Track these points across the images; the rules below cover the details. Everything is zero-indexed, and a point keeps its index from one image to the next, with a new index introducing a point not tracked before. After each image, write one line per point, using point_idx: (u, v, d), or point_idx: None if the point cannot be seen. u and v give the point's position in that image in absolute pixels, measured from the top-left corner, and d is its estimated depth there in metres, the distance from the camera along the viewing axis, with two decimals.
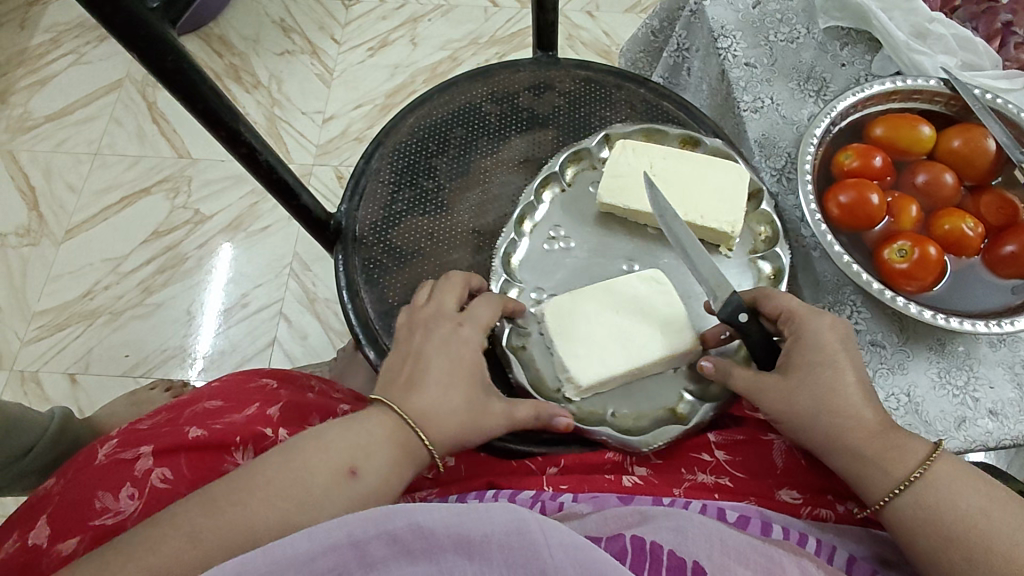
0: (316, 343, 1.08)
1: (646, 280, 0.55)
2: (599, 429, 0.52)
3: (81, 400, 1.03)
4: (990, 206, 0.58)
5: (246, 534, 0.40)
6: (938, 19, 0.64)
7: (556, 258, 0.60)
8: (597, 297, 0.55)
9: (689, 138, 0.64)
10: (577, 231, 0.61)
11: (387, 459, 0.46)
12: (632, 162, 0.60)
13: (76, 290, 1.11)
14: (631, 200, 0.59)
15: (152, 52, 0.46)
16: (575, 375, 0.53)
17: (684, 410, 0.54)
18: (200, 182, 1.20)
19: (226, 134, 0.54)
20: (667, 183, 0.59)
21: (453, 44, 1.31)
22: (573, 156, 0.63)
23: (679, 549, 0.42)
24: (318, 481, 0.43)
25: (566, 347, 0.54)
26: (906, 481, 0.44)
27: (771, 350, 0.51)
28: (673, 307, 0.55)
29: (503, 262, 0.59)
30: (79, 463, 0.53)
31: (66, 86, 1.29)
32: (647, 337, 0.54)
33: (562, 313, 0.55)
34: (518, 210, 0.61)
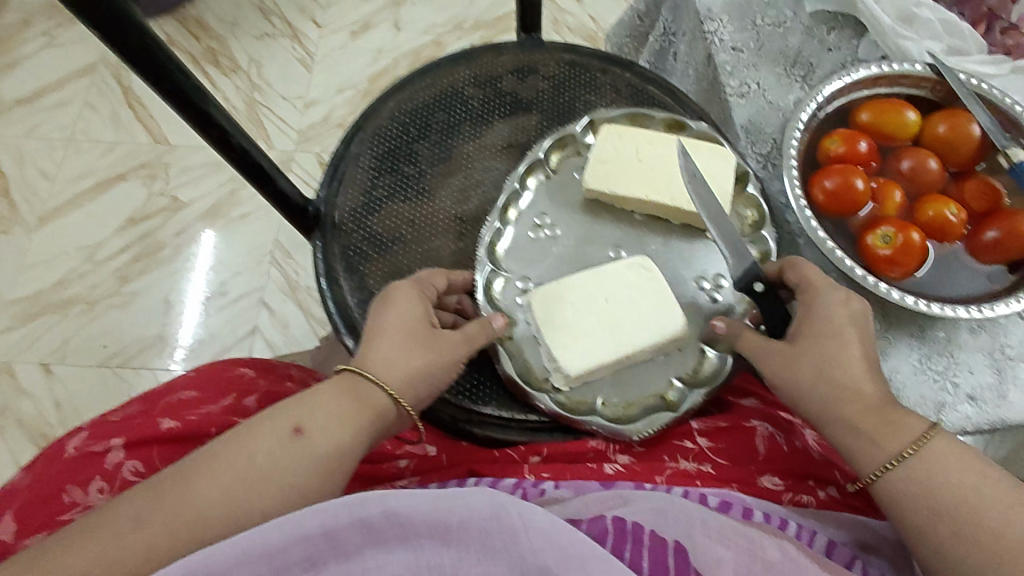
0: (298, 332, 1.06)
1: (635, 265, 0.54)
2: (591, 419, 0.52)
3: (58, 392, 1.01)
4: (973, 191, 0.58)
5: (196, 514, 0.39)
6: (924, 4, 0.63)
7: (546, 246, 0.59)
8: (585, 284, 0.54)
9: (674, 122, 0.63)
10: (564, 219, 0.60)
11: (335, 412, 0.45)
12: (620, 146, 0.59)
13: (50, 280, 1.08)
14: (617, 186, 0.58)
15: (114, 28, 0.44)
16: (565, 364, 0.52)
17: (673, 397, 0.53)
18: (178, 168, 1.17)
19: (195, 117, 0.52)
20: (656, 165, 0.58)
21: (437, 28, 1.28)
22: (558, 142, 0.62)
23: (660, 530, 0.43)
24: (262, 449, 0.42)
25: (554, 336, 0.53)
26: (889, 464, 0.44)
27: (782, 321, 0.52)
28: (663, 293, 0.54)
29: (489, 251, 0.58)
30: (47, 455, 0.51)
31: (38, 69, 1.25)
32: (639, 326, 0.53)
33: (552, 302, 0.53)
34: (502, 198, 0.59)
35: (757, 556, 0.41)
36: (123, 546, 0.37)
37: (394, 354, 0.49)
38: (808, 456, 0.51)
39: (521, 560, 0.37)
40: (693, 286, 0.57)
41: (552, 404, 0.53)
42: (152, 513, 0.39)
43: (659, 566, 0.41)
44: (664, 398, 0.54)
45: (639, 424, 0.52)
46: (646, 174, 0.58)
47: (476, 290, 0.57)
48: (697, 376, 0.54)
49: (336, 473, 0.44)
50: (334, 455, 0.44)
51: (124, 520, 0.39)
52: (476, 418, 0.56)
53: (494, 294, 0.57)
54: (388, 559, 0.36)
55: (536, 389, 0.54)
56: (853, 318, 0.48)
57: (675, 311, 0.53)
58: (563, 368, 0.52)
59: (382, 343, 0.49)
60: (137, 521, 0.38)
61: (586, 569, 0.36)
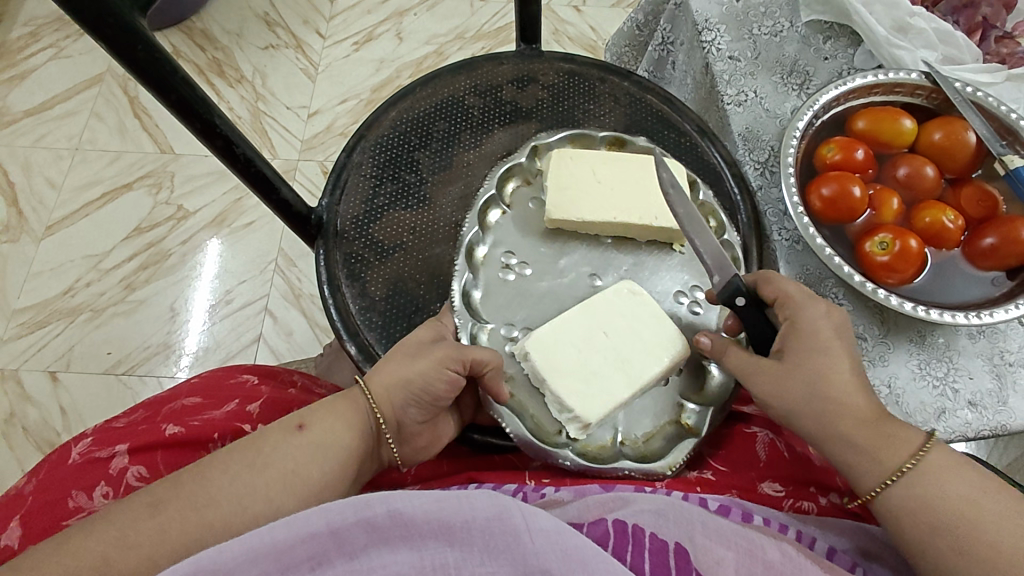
0: (301, 340, 1.07)
1: (622, 292, 0.54)
2: (620, 464, 0.50)
3: (64, 399, 1.02)
4: (970, 198, 0.59)
5: (204, 495, 0.40)
6: (918, 14, 0.64)
7: (523, 288, 0.57)
8: (580, 322, 0.53)
9: (615, 140, 0.63)
10: (533, 257, 0.59)
11: (334, 414, 0.47)
12: (571, 168, 0.60)
13: (57, 288, 1.10)
14: (583, 211, 0.58)
15: (123, 43, 0.45)
16: (584, 413, 0.50)
17: (693, 422, 0.53)
18: (183, 177, 1.18)
19: (201, 127, 0.53)
20: (616, 189, 0.58)
21: (439, 38, 1.29)
22: (507, 173, 0.61)
23: (660, 531, 0.43)
24: (270, 441, 0.44)
25: (555, 381, 0.51)
26: (896, 472, 0.44)
27: (766, 336, 0.52)
28: (659, 321, 0.53)
29: (465, 303, 0.56)
30: (51, 462, 0.52)
31: (47, 81, 1.27)
32: (636, 349, 0.52)
33: (548, 347, 0.52)
34: (465, 242, 0.58)
35: (757, 558, 0.42)
36: (139, 530, 0.38)
37: (396, 363, 0.50)
38: (807, 462, 0.52)
39: (523, 561, 0.37)
40: (671, 302, 0.58)
41: (576, 458, 0.51)
42: (168, 500, 0.40)
43: (659, 565, 0.41)
44: (683, 425, 0.53)
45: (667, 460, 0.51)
46: (611, 199, 0.58)
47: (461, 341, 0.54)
48: (699, 391, 0.54)
49: (337, 470, 0.45)
50: (338, 447, 0.45)
51: (138, 507, 0.39)
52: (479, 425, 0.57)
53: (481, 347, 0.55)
54: (392, 559, 0.37)
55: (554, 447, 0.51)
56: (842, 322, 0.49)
57: (675, 338, 0.53)
58: (587, 420, 0.50)
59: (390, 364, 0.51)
60: (154, 508, 0.39)
61: (587, 571, 0.36)
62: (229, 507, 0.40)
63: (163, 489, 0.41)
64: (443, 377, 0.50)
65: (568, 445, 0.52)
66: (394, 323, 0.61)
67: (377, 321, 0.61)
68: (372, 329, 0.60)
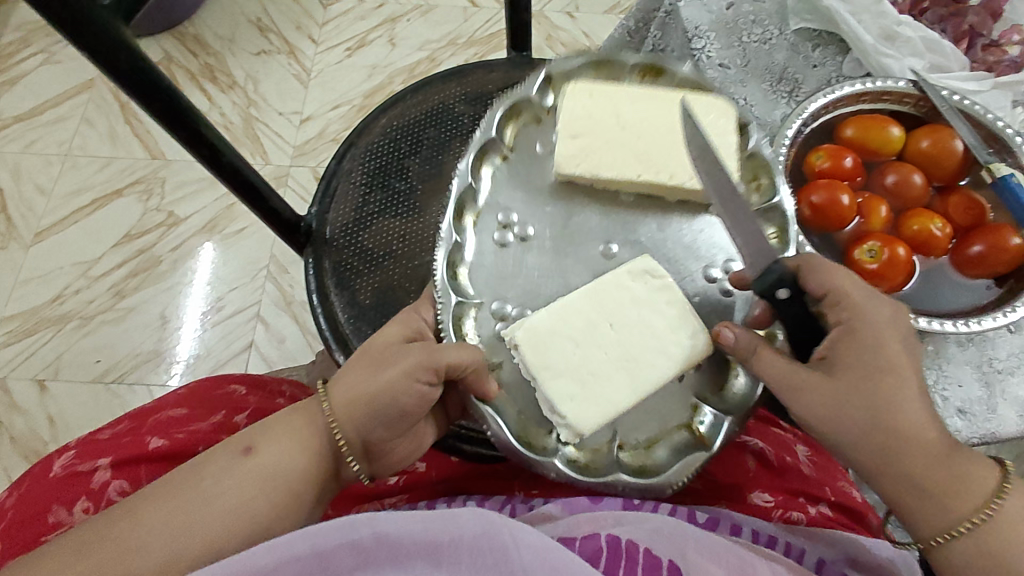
0: (293, 347, 1.06)
1: (636, 273, 0.49)
2: (615, 478, 0.46)
3: (51, 408, 1.02)
4: (956, 206, 0.60)
5: (134, 538, 0.39)
6: (906, 22, 0.65)
7: (520, 259, 0.52)
8: (585, 310, 0.49)
9: (649, 69, 0.58)
10: (533, 216, 0.53)
11: (288, 433, 0.46)
12: (587, 106, 0.55)
13: (45, 295, 1.09)
14: (597, 163, 0.53)
15: (104, 52, 0.44)
16: (577, 423, 0.46)
17: (706, 433, 0.47)
18: (174, 184, 1.17)
19: (186, 135, 0.53)
20: (644, 139, 0.54)
21: (432, 44, 1.29)
22: (510, 111, 0.56)
23: (653, 547, 0.42)
24: (213, 470, 0.43)
25: (545, 378, 0.47)
26: (967, 522, 0.41)
27: (812, 335, 0.46)
28: (677, 308, 0.48)
29: (450, 276, 0.50)
30: (33, 474, 0.52)
31: (37, 86, 1.26)
32: (639, 344, 0.48)
33: (542, 338, 0.48)
34: (454, 201, 0.52)
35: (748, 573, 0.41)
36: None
37: (357, 374, 0.46)
38: (792, 473, 0.53)
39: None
40: (699, 284, 0.52)
41: (564, 468, 0.46)
42: (98, 544, 0.39)
43: None
44: (694, 433, 0.48)
45: (669, 475, 0.46)
46: (633, 148, 0.53)
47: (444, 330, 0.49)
48: (719, 392, 0.49)
49: (281, 496, 0.43)
50: (286, 470, 0.44)
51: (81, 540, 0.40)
52: (469, 434, 0.55)
53: (466, 331, 0.50)
54: None
55: (541, 454, 0.47)
56: (907, 325, 0.44)
57: (694, 329, 0.48)
58: (578, 432, 0.46)
59: (351, 375, 0.47)
60: (79, 554, 0.39)
61: None
62: (162, 547, 0.39)
63: (105, 525, 0.40)
64: (409, 388, 0.45)
65: (557, 450, 0.47)
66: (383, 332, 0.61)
67: (365, 330, 0.61)
68: (360, 338, 0.61)
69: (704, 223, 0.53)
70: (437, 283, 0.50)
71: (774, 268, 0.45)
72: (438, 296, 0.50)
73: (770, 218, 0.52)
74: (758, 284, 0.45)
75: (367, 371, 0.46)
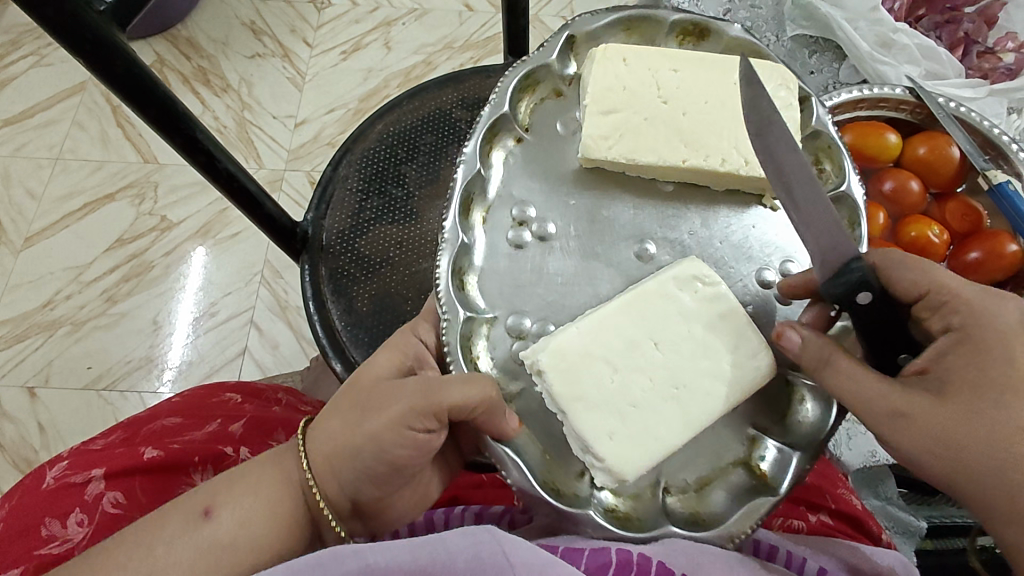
0: (287, 352, 1.05)
1: (684, 281, 0.43)
2: (665, 530, 0.41)
3: (42, 415, 1.01)
4: (954, 212, 0.63)
5: None
6: (901, 30, 0.67)
7: (540, 263, 0.46)
8: (625, 329, 0.43)
9: (693, 29, 0.52)
10: (552, 209, 0.47)
11: (251, 491, 0.43)
12: (616, 71, 0.49)
13: (36, 301, 1.08)
14: (633, 146, 0.47)
15: (99, 56, 0.44)
16: (616, 468, 0.41)
17: (769, 471, 0.43)
18: (168, 187, 1.16)
19: (182, 141, 0.53)
20: (687, 114, 0.48)
21: (427, 48, 1.28)
22: (526, 82, 0.50)
23: (667, 560, 0.38)
24: (169, 534, 0.40)
25: (577, 412, 0.41)
26: None
27: (888, 352, 0.42)
28: (732, 322, 0.43)
29: (457, 286, 0.45)
30: (25, 486, 0.51)
31: (26, 89, 1.23)
32: (673, 372, 0.43)
33: (572, 361, 0.42)
34: (460, 195, 0.46)
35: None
36: None
37: (338, 421, 0.43)
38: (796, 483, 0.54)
39: None
40: (753, 287, 0.46)
41: (603, 520, 0.41)
42: None
43: None
44: (756, 473, 0.43)
45: (729, 525, 0.41)
46: (674, 124, 0.48)
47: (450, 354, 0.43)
48: (781, 422, 0.44)
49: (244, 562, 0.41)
50: (250, 535, 0.41)
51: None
52: None
53: (475, 353, 0.44)
54: None
55: (573, 504, 0.42)
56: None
57: (756, 347, 0.43)
58: (619, 479, 0.41)
59: (331, 423, 0.44)
60: None
61: None
62: None
63: None
64: (399, 437, 0.41)
65: (591, 499, 0.43)
66: (381, 339, 0.62)
67: (363, 337, 0.62)
68: (358, 345, 0.61)
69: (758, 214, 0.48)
70: (442, 296, 0.44)
71: (855, 264, 0.39)
72: (442, 309, 0.44)
73: (838, 210, 0.47)
74: (826, 287, 0.40)
75: (347, 419, 0.43)
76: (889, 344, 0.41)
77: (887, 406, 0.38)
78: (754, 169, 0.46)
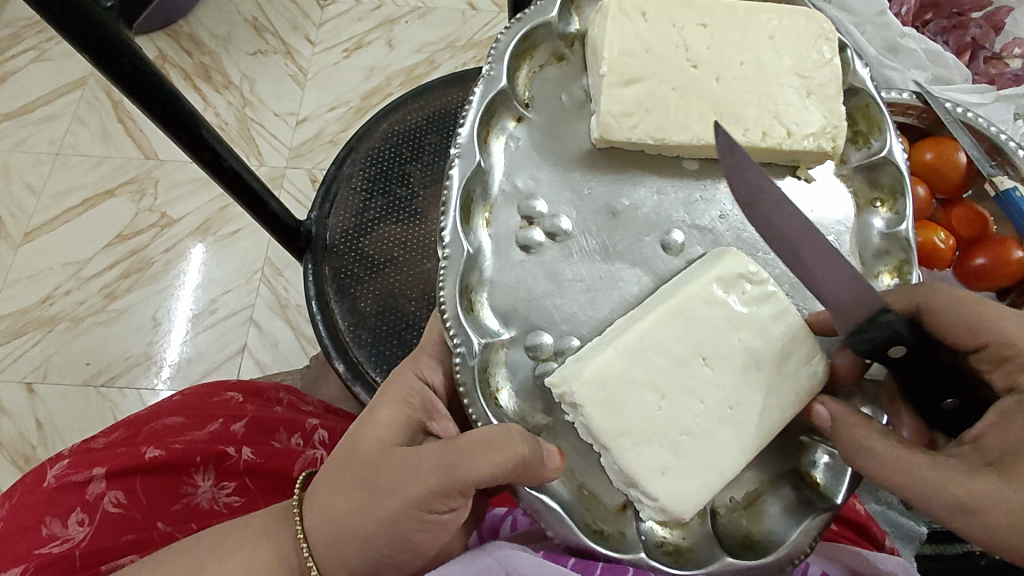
0: (287, 351, 1.04)
1: (730, 281, 0.42)
2: (720, 559, 0.40)
3: (41, 411, 1.00)
4: (960, 219, 0.64)
5: None
6: (909, 34, 0.68)
7: (556, 269, 0.45)
8: (661, 345, 0.41)
9: None
10: (562, 200, 0.46)
11: (245, 562, 0.43)
12: (634, 30, 0.47)
13: (34, 296, 1.07)
14: (660, 124, 0.46)
15: (104, 52, 0.43)
16: (669, 507, 0.40)
17: (822, 480, 0.43)
18: (168, 184, 1.15)
19: (187, 139, 0.52)
20: (720, 79, 0.47)
21: (430, 47, 1.28)
22: (525, 48, 0.49)
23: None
24: None
25: (623, 448, 0.40)
26: None
27: (935, 399, 0.41)
28: (782, 323, 0.42)
29: (466, 307, 0.43)
30: (26, 484, 0.51)
31: (27, 84, 1.23)
32: (709, 392, 0.41)
33: (611, 391, 0.40)
34: (457, 200, 0.44)
35: None
36: None
37: (340, 496, 0.43)
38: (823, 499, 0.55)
39: None
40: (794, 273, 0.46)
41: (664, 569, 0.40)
42: None
43: None
44: (809, 482, 0.43)
45: (788, 545, 0.40)
46: (708, 93, 0.46)
47: (468, 395, 0.41)
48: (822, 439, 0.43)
49: None
50: None
51: None
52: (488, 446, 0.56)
53: (495, 388, 0.43)
54: None
55: (620, 548, 0.40)
56: None
57: (812, 350, 0.42)
58: (671, 514, 0.40)
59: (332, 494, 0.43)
60: None
61: None
62: None
63: None
64: (419, 522, 0.40)
65: (638, 538, 0.41)
66: (383, 340, 0.62)
67: (366, 337, 0.62)
68: (362, 345, 0.61)
69: (791, 183, 0.47)
70: (451, 323, 0.42)
71: (886, 315, 0.38)
72: (453, 333, 0.42)
73: (881, 178, 0.47)
74: (850, 341, 0.40)
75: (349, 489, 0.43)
76: (936, 392, 0.41)
77: (956, 492, 0.37)
78: (797, 142, 0.46)
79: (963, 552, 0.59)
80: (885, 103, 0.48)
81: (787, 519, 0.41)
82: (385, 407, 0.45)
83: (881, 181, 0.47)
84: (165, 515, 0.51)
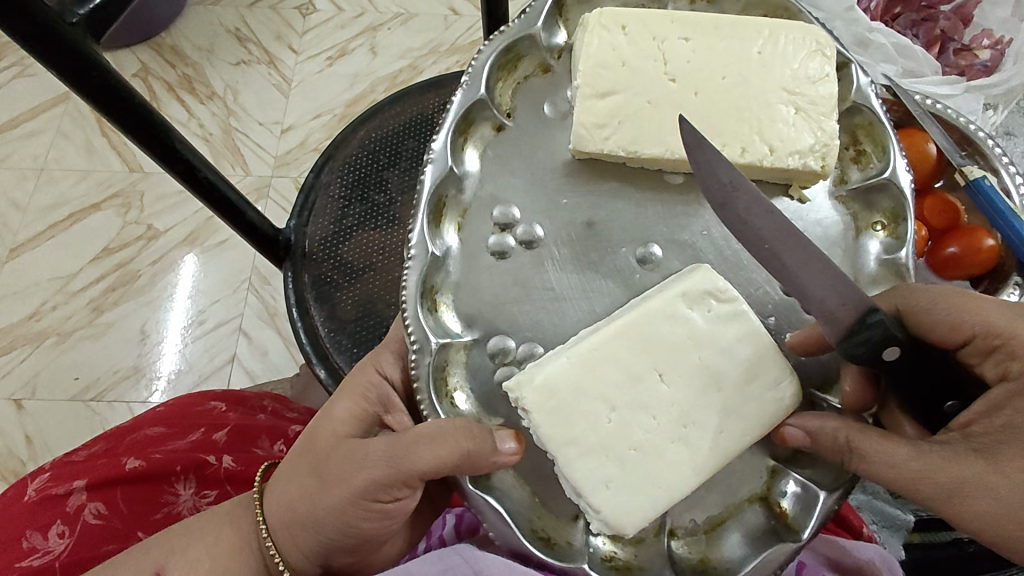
0: (276, 359, 1.04)
1: (697, 298, 0.42)
2: None
3: (29, 427, 1.00)
4: (932, 208, 0.65)
5: None
6: (877, 29, 0.68)
7: (525, 275, 0.45)
8: (624, 349, 0.42)
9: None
10: (536, 211, 0.46)
11: (205, 549, 0.45)
12: (612, 42, 0.48)
13: (22, 312, 1.07)
14: (633, 137, 0.46)
15: (74, 67, 0.43)
16: (614, 521, 0.40)
17: (791, 511, 0.42)
18: (153, 196, 1.15)
19: (160, 151, 0.53)
20: (698, 93, 0.47)
21: (413, 52, 1.28)
22: (506, 61, 0.49)
23: None
24: None
25: (570, 460, 0.41)
26: None
27: (926, 401, 0.42)
28: (751, 328, 0.42)
29: (428, 308, 0.44)
30: (7, 497, 0.51)
31: (11, 99, 1.23)
32: (675, 395, 0.42)
33: (565, 399, 0.41)
34: (428, 201, 0.45)
35: None
36: None
37: (296, 485, 0.44)
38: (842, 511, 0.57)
39: None
40: (777, 294, 0.46)
41: None
42: None
43: None
44: (777, 513, 0.42)
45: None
46: (682, 103, 0.47)
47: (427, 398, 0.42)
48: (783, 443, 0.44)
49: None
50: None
51: None
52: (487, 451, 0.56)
53: (450, 386, 0.44)
54: None
55: (566, 556, 0.41)
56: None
57: (779, 375, 0.42)
58: (617, 530, 0.41)
59: (290, 480, 0.44)
60: None
61: None
62: None
63: None
64: (365, 510, 0.41)
65: (586, 547, 0.42)
66: (364, 344, 0.62)
67: (346, 343, 0.62)
68: (343, 351, 0.61)
69: (784, 204, 0.47)
70: (412, 325, 0.43)
71: (875, 316, 0.39)
72: (412, 334, 0.43)
73: (882, 201, 0.47)
74: (844, 346, 0.40)
75: (305, 476, 0.44)
76: (922, 392, 0.42)
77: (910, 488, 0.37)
78: (781, 158, 0.46)
79: (951, 540, 0.59)
80: (890, 122, 0.47)
81: (742, 536, 0.42)
82: (341, 400, 0.46)
83: (881, 204, 0.47)
84: (145, 523, 0.51)
